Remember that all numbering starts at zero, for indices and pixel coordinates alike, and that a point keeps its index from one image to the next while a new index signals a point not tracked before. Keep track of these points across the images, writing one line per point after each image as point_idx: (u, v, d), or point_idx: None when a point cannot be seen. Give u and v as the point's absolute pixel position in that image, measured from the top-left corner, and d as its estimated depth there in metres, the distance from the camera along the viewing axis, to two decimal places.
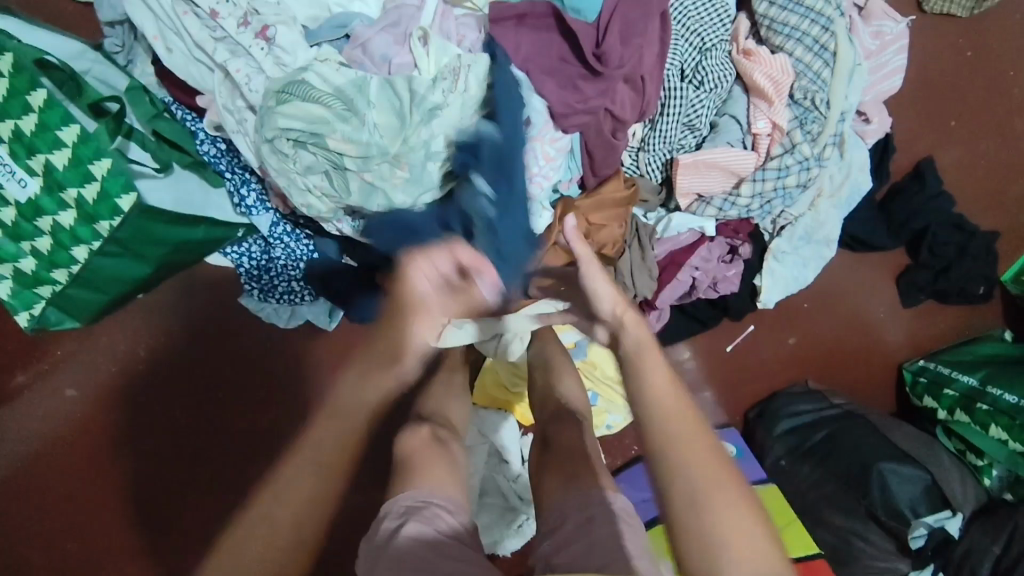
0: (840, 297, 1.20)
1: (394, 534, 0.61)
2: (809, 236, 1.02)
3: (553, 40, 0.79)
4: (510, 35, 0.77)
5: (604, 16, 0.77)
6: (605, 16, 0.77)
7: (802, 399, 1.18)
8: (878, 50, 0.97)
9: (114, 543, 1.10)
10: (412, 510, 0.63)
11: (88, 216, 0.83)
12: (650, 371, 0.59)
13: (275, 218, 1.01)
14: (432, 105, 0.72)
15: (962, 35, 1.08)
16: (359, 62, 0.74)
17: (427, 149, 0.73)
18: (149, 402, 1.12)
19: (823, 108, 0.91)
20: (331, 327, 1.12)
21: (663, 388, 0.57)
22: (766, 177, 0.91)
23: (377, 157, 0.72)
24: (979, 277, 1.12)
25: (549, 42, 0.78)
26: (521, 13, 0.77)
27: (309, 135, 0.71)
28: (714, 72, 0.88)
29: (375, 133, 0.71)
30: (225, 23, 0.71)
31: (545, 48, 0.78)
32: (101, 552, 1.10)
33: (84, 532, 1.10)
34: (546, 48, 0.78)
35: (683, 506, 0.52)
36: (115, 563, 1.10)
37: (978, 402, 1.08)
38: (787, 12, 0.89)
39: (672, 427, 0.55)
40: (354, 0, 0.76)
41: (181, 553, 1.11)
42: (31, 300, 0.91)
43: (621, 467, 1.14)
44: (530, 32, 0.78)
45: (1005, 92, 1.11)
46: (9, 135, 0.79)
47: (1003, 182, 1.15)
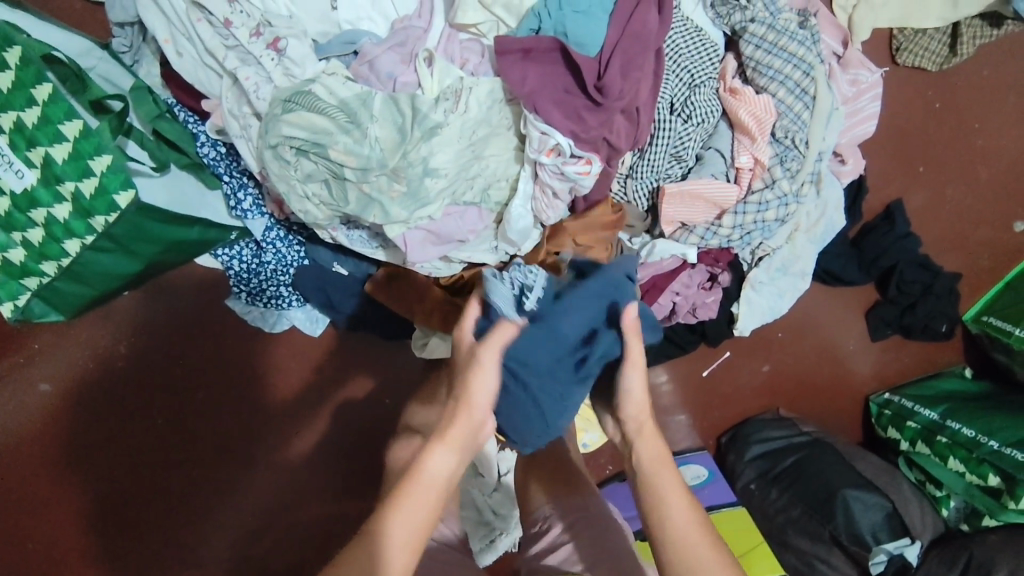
0: (812, 328, 1.25)
1: None
2: (785, 269, 1.07)
3: (558, 73, 0.77)
4: (515, 68, 0.75)
5: (606, 51, 0.76)
6: (607, 51, 0.76)
7: (772, 426, 1.22)
8: (855, 97, 1.03)
9: (82, 543, 1.09)
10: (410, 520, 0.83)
11: (83, 211, 0.83)
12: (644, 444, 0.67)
13: (269, 223, 1.03)
14: (433, 125, 0.74)
15: (933, 87, 1.15)
16: (365, 78, 0.77)
17: (425, 167, 0.75)
18: (125, 400, 1.11)
19: (802, 148, 0.96)
20: (315, 334, 1.15)
21: (682, 505, 0.64)
22: (747, 210, 0.96)
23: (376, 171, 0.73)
24: (942, 316, 1.18)
25: (555, 74, 0.77)
26: (527, 47, 0.75)
27: (312, 145, 0.72)
28: (702, 107, 0.92)
29: (376, 146, 0.73)
30: (237, 32, 0.73)
31: (552, 80, 0.76)
32: (72, 549, 1.09)
33: (53, 528, 1.09)
34: (551, 81, 0.76)
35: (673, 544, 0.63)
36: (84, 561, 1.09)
37: (938, 434, 1.13)
38: (771, 56, 0.94)
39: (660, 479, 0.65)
40: (362, 20, 0.80)
41: (152, 554, 1.11)
42: (17, 291, 0.91)
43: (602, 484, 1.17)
44: (537, 67, 0.76)
45: (969, 143, 1.18)
46: (10, 126, 0.80)
47: (966, 227, 1.21)
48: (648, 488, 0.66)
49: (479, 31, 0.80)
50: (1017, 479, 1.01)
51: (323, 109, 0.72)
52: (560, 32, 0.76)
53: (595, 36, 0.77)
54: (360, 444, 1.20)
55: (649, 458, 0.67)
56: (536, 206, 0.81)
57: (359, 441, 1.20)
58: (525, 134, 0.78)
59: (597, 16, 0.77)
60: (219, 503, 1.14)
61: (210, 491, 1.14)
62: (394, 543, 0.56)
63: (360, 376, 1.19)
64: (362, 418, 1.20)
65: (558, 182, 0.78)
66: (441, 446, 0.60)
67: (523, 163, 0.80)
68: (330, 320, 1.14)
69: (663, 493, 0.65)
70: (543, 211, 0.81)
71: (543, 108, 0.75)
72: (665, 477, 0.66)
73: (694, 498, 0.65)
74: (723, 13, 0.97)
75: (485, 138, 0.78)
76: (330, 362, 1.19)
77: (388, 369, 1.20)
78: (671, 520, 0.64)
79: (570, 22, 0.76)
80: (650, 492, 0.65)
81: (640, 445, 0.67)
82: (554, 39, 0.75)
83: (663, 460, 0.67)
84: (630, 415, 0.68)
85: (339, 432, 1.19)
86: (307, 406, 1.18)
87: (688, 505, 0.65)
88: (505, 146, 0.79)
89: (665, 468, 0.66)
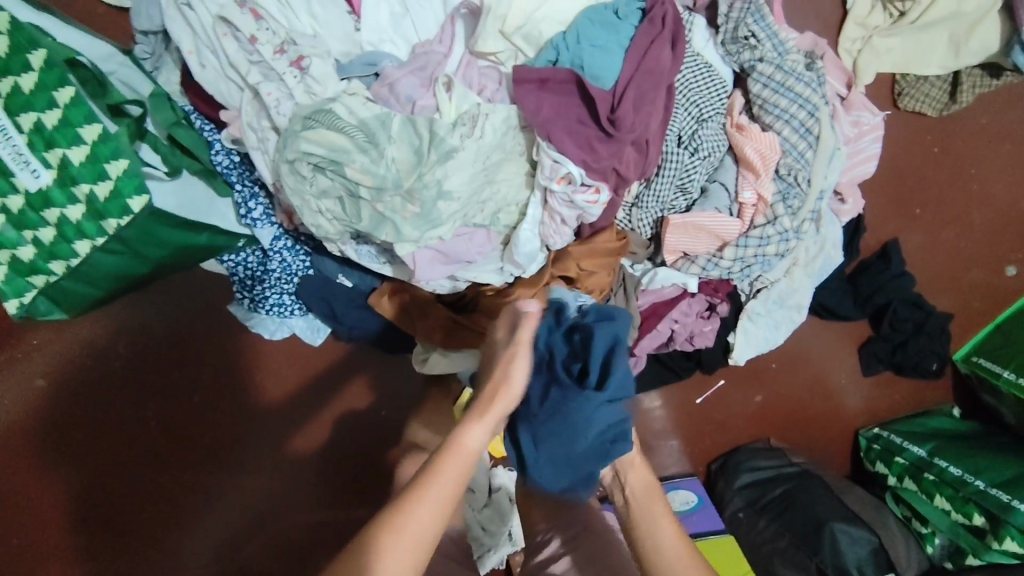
0: (805, 361, 1.27)
1: None
2: (782, 301, 1.09)
3: (572, 103, 0.79)
4: (533, 98, 0.77)
5: (620, 84, 0.78)
6: (622, 84, 0.78)
7: (763, 455, 1.23)
8: (856, 138, 1.06)
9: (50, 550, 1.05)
10: None
11: (97, 213, 0.84)
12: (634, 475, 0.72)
13: (277, 232, 1.04)
14: (450, 149, 0.76)
15: (931, 131, 1.18)
16: (385, 99, 0.79)
17: (440, 188, 0.76)
18: (119, 400, 1.11)
19: (804, 185, 0.99)
20: (316, 343, 1.15)
21: (672, 532, 0.68)
22: (749, 244, 0.98)
23: (391, 190, 0.75)
24: (932, 355, 1.20)
25: (570, 104, 0.78)
26: (544, 77, 0.77)
27: (329, 162, 0.74)
28: (708, 142, 0.95)
29: (393, 167, 0.75)
30: (262, 49, 0.75)
31: (566, 109, 0.78)
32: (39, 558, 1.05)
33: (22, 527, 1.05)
34: (566, 111, 0.78)
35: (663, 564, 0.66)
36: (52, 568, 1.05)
37: (925, 472, 1.14)
38: (778, 95, 0.97)
39: (650, 507, 0.70)
40: (384, 42, 0.82)
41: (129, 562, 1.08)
42: (23, 288, 0.90)
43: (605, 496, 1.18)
44: (554, 97, 0.78)
45: (964, 188, 1.21)
46: (31, 126, 0.81)
47: (960, 269, 1.24)
48: (633, 502, 0.71)
49: (498, 59, 0.81)
50: (1001, 520, 1.03)
51: (342, 127, 0.74)
52: (577, 65, 0.79)
53: (609, 71, 0.79)
54: None
55: (636, 482, 0.72)
56: (544, 231, 0.83)
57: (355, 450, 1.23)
58: (537, 161, 0.79)
59: (613, 50, 0.79)
60: (209, 508, 1.14)
61: (200, 495, 1.14)
62: (425, 522, 0.56)
63: (353, 387, 1.23)
64: (360, 430, 1.23)
65: (565, 209, 0.80)
66: (479, 423, 0.61)
67: (531, 187, 0.81)
68: (331, 329, 1.15)
69: (654, 518, 0.69)
70: (551, 237, 0.84)
71: (557, 138, 0.77)
72: (651, 499, 0.71)
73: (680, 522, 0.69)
74: (733, 51, 1.00)
75: (498, 162, 0.79)
76: (331, 369, 1.21)
77: (389, 385, 1.23)
78: (661, 546, 0.67)
79: (587, 56, 0.78)
80: (637, 514, 0.70)
81: (630, 472, 0.73)
82: (570, 72, 0.78)
83: (651, 484, 0.72)
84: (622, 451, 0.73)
85: (334, 439, 1.22)
86: (303, 414, 1.21)
87: (674, 528, 0.68)
88: (518, 171, 0.81)
89: (652, 492, 0.71)
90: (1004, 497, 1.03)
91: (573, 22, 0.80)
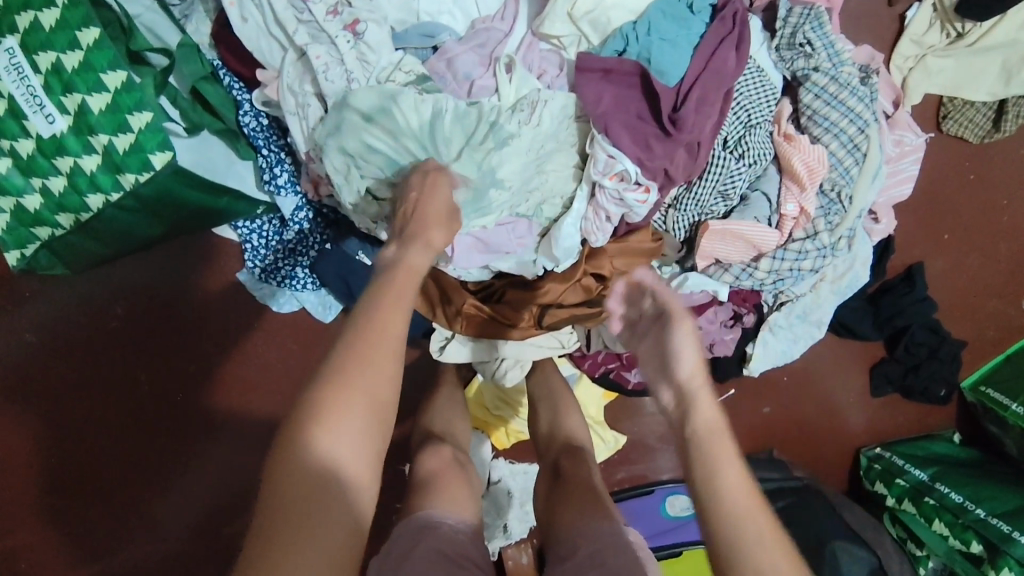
0: (817, 378, 1.26)
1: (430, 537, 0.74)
2: (805, 316, 1.08)
3: (633, 97, 0.75)
4: (593, 87, 0.74)
5: (685, 83, 0.75)
6: (686, 83, 0.75)
7: (766, 467, 1.21)
8: (897, 157, 1.04)
9: (27, 508, 1.05)
10: (428, 527, 0.75)
11: (113, 165, 0.78)
12: (697, 409, 0.59)
13: (300, 203, 0.97)
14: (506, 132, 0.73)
15: (968, 158, 1.18)
16: (441, 74, 0.76)
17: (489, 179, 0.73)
18: (111, 360, 1.06)
19: (845, 203, 0.97)
20: (326, 320, 1.10)
21: (740, 487, 0.55)
22: (785, 257, 0.95)
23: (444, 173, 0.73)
24: (941, 381, 1.20)
25: (630, 98, 0.75)
26: (609, 67, 0.74)
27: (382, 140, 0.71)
28: (755, 148, 0.91)
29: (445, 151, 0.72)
30: (314, 8, 0.72)
31: (625, 104, 0.75)
32: (16, 514, 1.05)
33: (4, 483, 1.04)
34: (625, 106, 0.75)
35: (719, 519, 0.54)
36: (31, 525, 1.05)
37: (926, 496, 1.15)
38: (829, 107, 0.95)
39: (714, 447, 0.57)
40: (442, 14, 0.80)
41: (110, 524, 1.07)
42: (27, 239, 0.87)
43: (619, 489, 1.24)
44: (615, 89, 0.75)
45: (995, 217, 1.21)
46: (49, 68, 0.76)
47: (981, 297, 1.24)
48: (698, 474, 0.56)
49: (561, 43, 0.79)
50: (1001, 550, 1.04)
51: (399, 107, 0.71)
52: (643, 59, 0.76)
53: (675, 66, 0.76)
54: None
55: (703, 450, 0.57)
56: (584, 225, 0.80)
57: None
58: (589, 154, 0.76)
59: (681, 46, 0.76)
60: (196, 477, 1.10)
61: (187, 463, 1.10)
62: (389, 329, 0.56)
63: None
64: None
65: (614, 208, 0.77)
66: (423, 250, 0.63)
67: (580, 184, 0.78)
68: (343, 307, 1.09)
69: (715, 462, 0.56)
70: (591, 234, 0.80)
71: (614, 132, 0.74)
72: (730, 489, 0.55)
73: (753, 483, 0.56)
74: (786, 57, 0.97)
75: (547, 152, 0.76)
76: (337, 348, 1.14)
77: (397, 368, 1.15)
78: (725, 500, 0.54)
79: (655, 50, 0.75)
80: (696, 455, 0.57)
81: (694, 421, 0.58)
82: (635, 64, 0.74)
83: (720, 440, 0.57)
84: (684, 372, 0.60)
85: None
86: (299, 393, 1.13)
87: (742, 479, 0.55)
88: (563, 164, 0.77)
89: (730, 477, 0.55)
90: (1005, 528, 1.05)
91: (644, 12, 0.76)
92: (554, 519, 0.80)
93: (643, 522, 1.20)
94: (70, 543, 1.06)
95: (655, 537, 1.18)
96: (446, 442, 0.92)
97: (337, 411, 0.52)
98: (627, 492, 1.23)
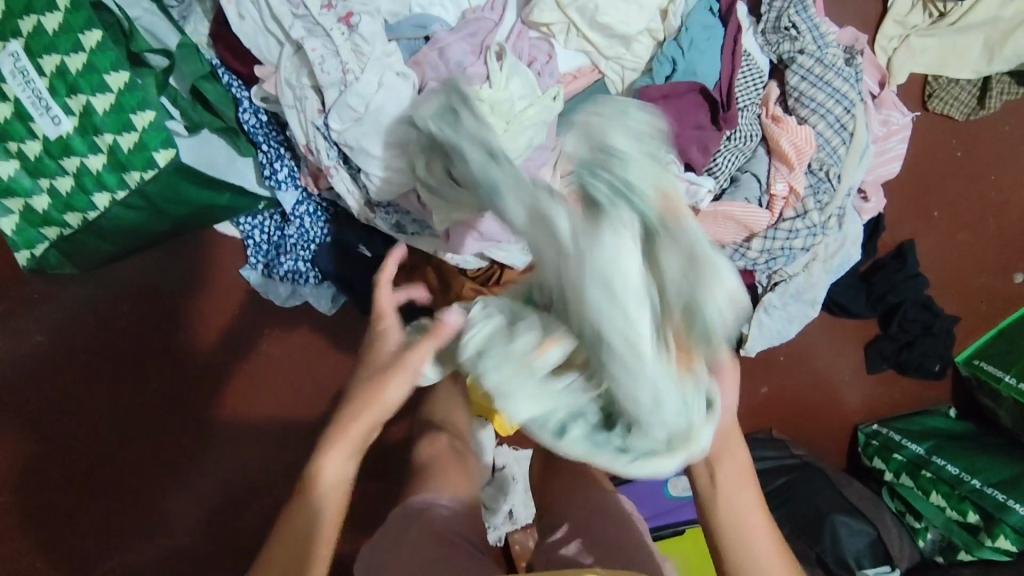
0: (813, 357, 1.28)
1: (426, 510, 0.79)
2: (799, 296, 1.09)
3: (692, 110, 0.86)
4: (660, 113, 0.84)
5: (724, 87, 0.88)
6: (725, 87, 0.89)
7: (766, 445, 1.22)
8: (885, 136, 1.06)
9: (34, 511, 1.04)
10: (419, 511, 0.79)
11: (118, 164, 0.81)
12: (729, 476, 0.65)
13: (300, 197, 0.99)
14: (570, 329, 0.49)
15: (954, 135, 1.21)
16: (434, 65, 0.78)
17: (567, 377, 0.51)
18: (120, 358, 1.08)
19: (834, 181, 0.99)
20: (330, 312, 1.12)
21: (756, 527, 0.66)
22: (777, 236, 0.97)
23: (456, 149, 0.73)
24: (934, 356, 1.23)
25: (690, 112, 0.86)
26: (667, 93, 0.84)
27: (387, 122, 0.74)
28: (744, 129, 0.93)
29: None
30: (309, 3, 0.75)
31: (687, 118, 0.86)
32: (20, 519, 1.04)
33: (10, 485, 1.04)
34: (687, 118, 0.85)
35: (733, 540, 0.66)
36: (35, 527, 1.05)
37: (923, 469, 1.17)
38: (815, 88, 0.96)
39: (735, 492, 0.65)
40: (433, 5, 0.82)
41: (118, 522, 1.08)
42: (34, 239, 0.89)
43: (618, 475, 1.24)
44: (676, 107, 0.85)
45: (983, 193, 1.24)
46: (53, 70, 0.78)
47: (972, 273, 1.26)
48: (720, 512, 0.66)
49: (550, 31, 0.84)
50: (997, 519, 1.07)
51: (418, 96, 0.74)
52: (689, 73, 0.87)
53: (712, 72, 0.88)
54: None
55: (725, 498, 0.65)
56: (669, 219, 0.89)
57: None
58: None
59: (713, 53, 0.88)
60: (205, 471, 1.12)
61: (195, 457, 1.12)
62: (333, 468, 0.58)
63: (360, 362, 1.17)
64: None
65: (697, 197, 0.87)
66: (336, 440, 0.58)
67: None
68: (344, 296, 1.11)
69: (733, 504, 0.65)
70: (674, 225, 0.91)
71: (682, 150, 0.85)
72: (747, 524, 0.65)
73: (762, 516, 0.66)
74: (772, 41, 0.99)
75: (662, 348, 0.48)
76: (339, 340, 1.16)
77: None
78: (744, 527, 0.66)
79: (698, 64, 0.87)
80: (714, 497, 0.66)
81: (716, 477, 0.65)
82: (692, 83, 0.86)
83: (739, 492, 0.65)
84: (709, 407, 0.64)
85: (336, 409, 1.16)
86: (302, 384, 1.15)
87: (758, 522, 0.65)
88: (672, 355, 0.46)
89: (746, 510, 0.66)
90: (1002, 497, 1.08)
91: (687, 23, 0.86)
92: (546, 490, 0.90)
93: (644, 503, 1.21)
94: (78, 544, 1.06)
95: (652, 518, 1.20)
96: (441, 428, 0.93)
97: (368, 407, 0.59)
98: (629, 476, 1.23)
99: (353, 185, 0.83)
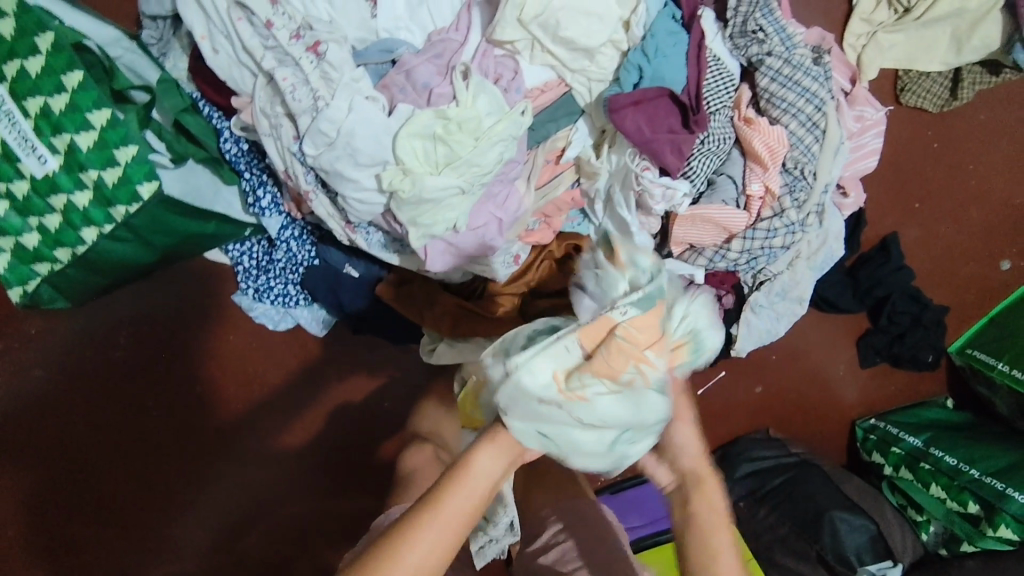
0: (805, 354, 1.28)
1: None
2: (785, 293, 1.09)
3: (664, 115, 0.88)
4: (633, 121, 0.86)
5: (691, 89, 0.91)
6: (692, 89, 0.91)
7: (762, 446, 1.23)
8: (859, 132, 1.07)
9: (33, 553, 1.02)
10: None
11: (104, 199, 0.83)
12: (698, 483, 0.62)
13: (285, 221, 1.01)
14: (538, 349, 0.53)
15: (931, 126, 1.21)
16: (402, 86, 0.80)
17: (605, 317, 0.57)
18: (119, 389, 1.09)
19: (809, 179, 1.00)
20: (320, 333, 1.14)
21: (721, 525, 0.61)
22: (755, 236, 0.98)
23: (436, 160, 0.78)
24: (928, 347, 1.22)
25: (662, 117, 0.88)
26: (638, 99, 0.86)
27: (361, 143, 0.76)
28: (719, 133, 0.94)
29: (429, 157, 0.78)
30: (278, 34, 0.76)
31: (659, 124, 0.88)
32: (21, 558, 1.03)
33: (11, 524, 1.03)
34: (658, 124, 0.88)
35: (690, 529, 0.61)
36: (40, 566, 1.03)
37: (922, 461, 1.16)
38: (786, 89, 0.98)
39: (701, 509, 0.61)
40: (400, 30, 0.85)
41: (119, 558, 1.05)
42: (26, 275, 0.90)
43: (601, 487, 1.25)
44: (648, 114, 0.87)
45: (963, 183, 1.24)
46: (37, 111, 0.79)
47: (957, 263, 1.26)
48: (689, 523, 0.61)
49: (514, 48, 0.86)
50: (997, 509, 1.05)
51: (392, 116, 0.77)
52: (658, 80, 0.88)
53: (679, 78, 0.90)
54: (352, 444, 1.20)
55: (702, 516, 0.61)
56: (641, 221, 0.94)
57: (352, 441, 1.21)
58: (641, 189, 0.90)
59: (678, 60, 0.90)
60: (209, 499, 1.12)
61: (197, 485, 1.12)
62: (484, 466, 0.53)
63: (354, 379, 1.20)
64: (357, 421, 1.21)
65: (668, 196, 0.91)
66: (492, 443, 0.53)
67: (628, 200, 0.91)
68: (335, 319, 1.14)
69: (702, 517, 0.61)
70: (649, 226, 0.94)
71: (659, 156, 0.88)
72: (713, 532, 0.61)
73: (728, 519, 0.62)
74: (740, 45, 1.00)
75: (634, 385, 0.54)
76: (333, 360, 1.19)
77: (391, 374, 1.22)
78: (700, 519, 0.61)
79: (665, 71, 0.88)
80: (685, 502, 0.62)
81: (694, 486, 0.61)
82: (660, 88, 0.88)
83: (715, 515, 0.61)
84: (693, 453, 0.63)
85: (332, 427, 1.20)
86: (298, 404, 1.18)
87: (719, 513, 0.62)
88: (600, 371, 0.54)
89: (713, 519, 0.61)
90: (1001, 485, 1.06)
91: (649, 30, 0.87)
92: (529, 498, 0.94)
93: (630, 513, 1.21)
94: None
95: (639, 528, 1.20)
96: (430, 440, 0.95)
97: (430, 515, 0.50)
98: (626, 482, 1.24)
99: (331, 204, 0.85)
